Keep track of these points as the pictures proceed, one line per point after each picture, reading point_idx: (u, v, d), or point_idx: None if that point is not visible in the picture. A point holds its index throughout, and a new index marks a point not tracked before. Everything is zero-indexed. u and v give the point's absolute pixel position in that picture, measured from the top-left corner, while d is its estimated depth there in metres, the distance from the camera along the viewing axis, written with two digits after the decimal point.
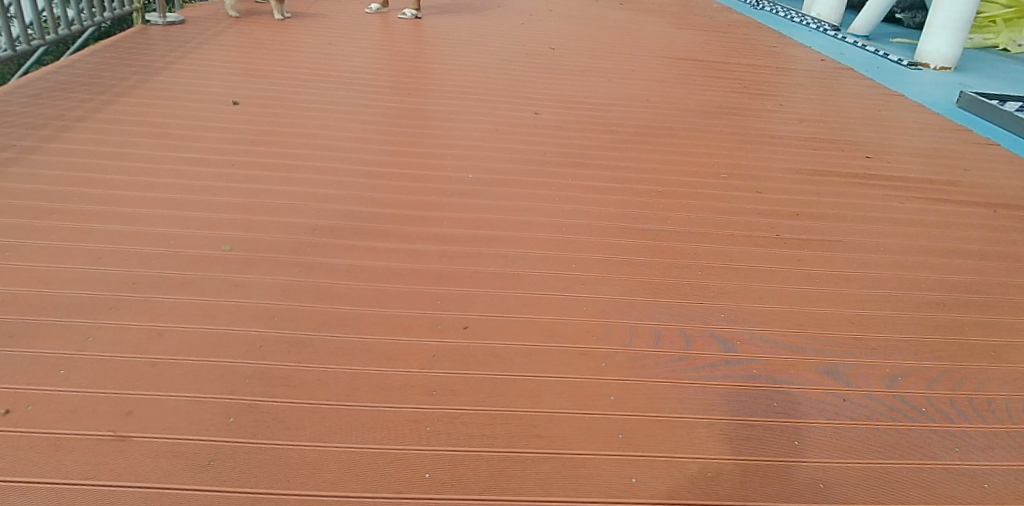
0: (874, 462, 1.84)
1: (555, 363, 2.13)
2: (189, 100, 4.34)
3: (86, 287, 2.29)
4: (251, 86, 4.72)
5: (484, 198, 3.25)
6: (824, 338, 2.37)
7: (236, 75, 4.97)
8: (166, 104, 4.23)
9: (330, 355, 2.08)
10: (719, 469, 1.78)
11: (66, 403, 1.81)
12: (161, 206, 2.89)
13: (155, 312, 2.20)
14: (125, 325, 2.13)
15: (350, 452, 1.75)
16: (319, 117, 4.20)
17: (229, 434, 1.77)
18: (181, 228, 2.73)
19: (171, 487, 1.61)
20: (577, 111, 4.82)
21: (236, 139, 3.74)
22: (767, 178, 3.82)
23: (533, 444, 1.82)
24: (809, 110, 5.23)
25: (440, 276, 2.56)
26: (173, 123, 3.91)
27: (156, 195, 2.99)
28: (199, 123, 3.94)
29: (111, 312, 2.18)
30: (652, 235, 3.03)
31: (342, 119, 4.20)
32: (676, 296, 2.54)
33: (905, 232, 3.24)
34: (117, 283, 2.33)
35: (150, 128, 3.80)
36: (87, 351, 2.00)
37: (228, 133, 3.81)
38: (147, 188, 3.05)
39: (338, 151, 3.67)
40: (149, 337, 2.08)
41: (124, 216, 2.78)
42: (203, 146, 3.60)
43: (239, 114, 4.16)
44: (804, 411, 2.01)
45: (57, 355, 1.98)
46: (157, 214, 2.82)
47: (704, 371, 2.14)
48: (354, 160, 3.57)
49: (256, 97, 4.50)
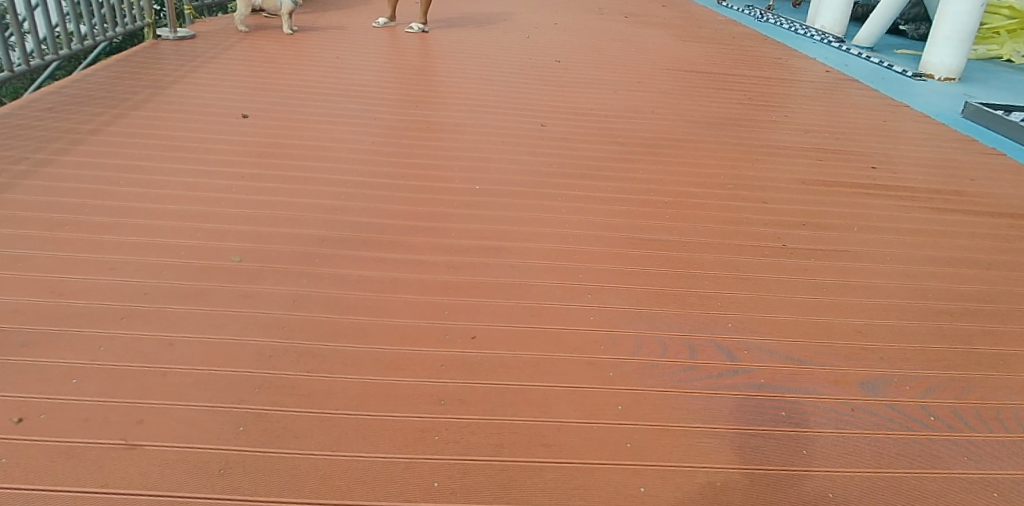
0: (981, 489, 1.57)
1: (607, 377, 1.83)
2: (162, 106, 3.64)
3: (90, 267, 2.08)
4: (225, 94, 3.91)
5: (521, 211, 2.78)
6: (913, 351, 2.04)
7: (226, 81, 4.20)
8: (127, 118, 3.41)
9: (353, 365, 1.78)
10: (800, 496, 1.52)
11: (68, 423, 1.52)
12: (155, 210, 2.47)
13: (171, 316, 1.89)
14: (139, 330, 1.83)
15: (371, 467, 1.48)
16: (329, 130, 3.49)
17: (243, 442, 1.51)
18: (177, 240, 2.28)
19: (180, 499, 1.37)
20: (621, 127, 4.06)
21: (244, 142, 3.23)
22: (841, 193, 3.25)
23: (585, 462, 1.55)
24: (898, 125, 4.38)
25: (472, 285, 2.22)
26: (157, 123, 3.37)
27: (151, 195, 2.58)
28: (194, 130, 3.31)
29: (116, 315, 1.87)
30: (707, 245, 2.62)
31: (357, 131, 3.50)
32: (733, 304, 2.21)
33: (974, 230, 2.90)
34: (147, 263, 2.13)
35: (105, 147, 3.02)
36: (111, 357, 1.71)
37: (227, 142, 3.18)
38: (134, 190, 2.61)
39: (355, 161, 3.10)
40: (152, 346, 1.76)
41: (141, 188, 2.63)
42: (193, 154, 3.02)
43: (241, 124, 3.46)
44: (890, 427, 1.73)
45: (94, 330, 1.80)
46: (183, 189, 2.65)
47: (772, 385, 1.85)
48: (364, 172, 3.01)
49: (256, 106, 3.75)
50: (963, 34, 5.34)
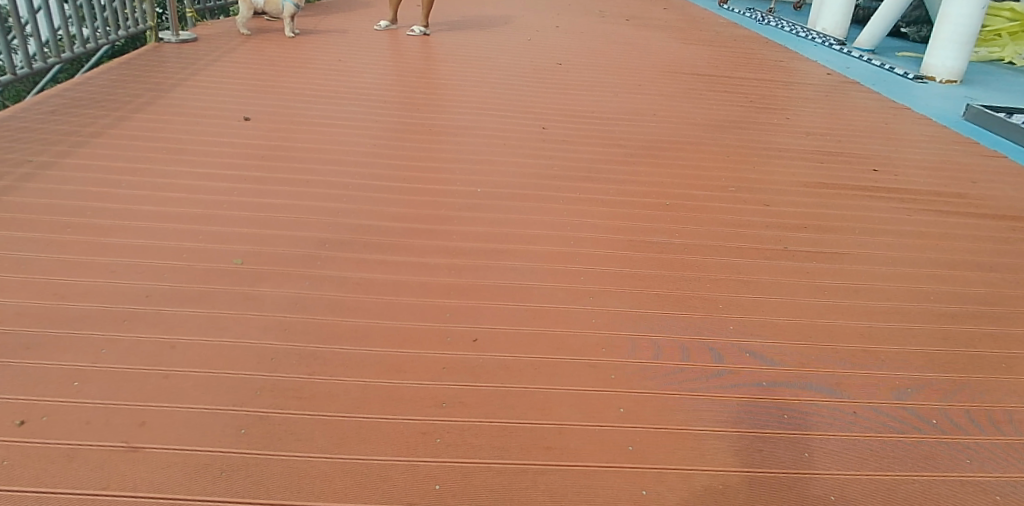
0: (959, 452, 1.29)
1: (533, 299, 1.69)
2: (163, 56, 3.70)
3: (56, 165, 2.21)
4: (226, 50, 3.97)
5: (486, 131, 2.88)
6: (886, 240, 2.13)
7: (211, 35, 4.31)
8: (131, 66, 3.47)
9: (264, 282, 1.67)
10: (736, 464, 1.23)
11: (81, 285, 1.59)
12: (159, 138, 2.53)
13: (114, 198, 2.02)
14: (76, 204, 1.96)
15: (221, 412, 1.26)
16: (309, 76, 3.57)
17: (135, 327, 1.46)
18: (146, 153, 2.38)
19: (25, 406, 1.23)
20: (602, 74, 4.10)
21: (223, 80, 3.36)
22: (830, 142, 3.04)
23: (480, 393, 1.36)
24: (920, 96, 3.93)
25: (406, 219, 2.05)
26: (160, 70, 3.43)
27: (156, 126, 2.64)
28: (175, 71, 3.44)
29: (123, 212, 1.94)
30: (670, 186, 2.46)
31: (335, 76, 3.59)
32: (691, 258, 1.95)
33: (993, 197, 2.50)
34: (102, 161, 2.28)
35: (108, 88, 3.07)
36: (36, 221, 1.85)
37: (206, 82, 3.31)
38: (140, 123, 2.66)
39: (329, 98, 3.19)
40: (156, 238, 1.82)
41: (115, 112, 2.76)
42: (171, 89, 3.14)
43: (218, 68, 3.58)
44: (866, 406, 1.39)
45: (44, 201, 1.96)
46: (150, 115, 2.77)
47: (713, 320, 1.65)
48: (338, 105, 3.10)
49: (239, 57, 3.84)
50: (888, 13, 4.99)
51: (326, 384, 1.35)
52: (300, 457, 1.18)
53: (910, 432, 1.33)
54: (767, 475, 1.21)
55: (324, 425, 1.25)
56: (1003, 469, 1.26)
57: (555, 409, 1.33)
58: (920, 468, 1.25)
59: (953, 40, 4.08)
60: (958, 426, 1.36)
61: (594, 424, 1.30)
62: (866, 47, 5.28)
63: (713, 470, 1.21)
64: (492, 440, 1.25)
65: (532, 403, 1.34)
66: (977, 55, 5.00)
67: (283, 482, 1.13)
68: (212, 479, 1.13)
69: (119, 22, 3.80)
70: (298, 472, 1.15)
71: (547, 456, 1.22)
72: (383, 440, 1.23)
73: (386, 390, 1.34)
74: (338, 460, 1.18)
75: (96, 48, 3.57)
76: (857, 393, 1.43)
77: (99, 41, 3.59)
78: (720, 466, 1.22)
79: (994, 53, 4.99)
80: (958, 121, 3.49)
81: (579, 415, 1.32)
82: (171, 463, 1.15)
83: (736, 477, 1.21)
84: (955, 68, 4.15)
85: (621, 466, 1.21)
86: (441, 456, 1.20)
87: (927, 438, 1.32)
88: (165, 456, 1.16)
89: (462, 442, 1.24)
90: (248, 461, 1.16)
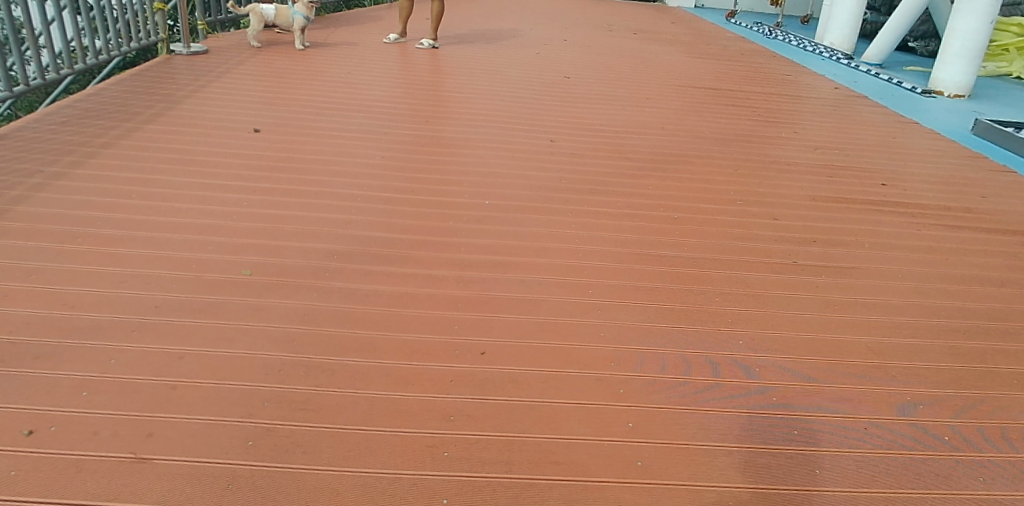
0: (968, 469, 1.28)
1: (539, 311, 1.68)
2: (175, 68, 3.73)
3: (65, 176, 2.22)
4: (237, 62, 4.01)
5: (494, 144, 2.88)
6: (894, 254, 2.12)
7: (223, 48, 4.32)
8: (142, 77, 3.50)
9: (269, 292, 1.67)
10: (746, 484, 1.21)
11: (92, 295, 1.60)
12: (169, 149, 2.54)
13: (124, 209, 2.03)
14: (86, 216, 1.97)
15: (222, 425, 1.25)
16: (320, 88, 3.59)
17: (145, 338, 1.46)
18: (156, 164, 2.39)
19: (34, 416, 1.24)
20: (611, 87, 4.12)
21: (236, 92, 3.38)
22: (836, 155, 3.04)
23: (486, 406, 1.35)
24: (927, 110, 3.93)
25: (412, 230, 2.06)
26: (172, 82, 3.47)
27: (166, 137, 2.66)
28: (189, 83, 3.48)
29: (134, 223, 1.95)
30: (677, 199, 2.46)
31: (345, 88, 3.62)
32: (697, 271, 1.94)
33: (1000, 212, 2.49)
34: (113, 173, 2.28)
35: (120, 99, 3.09)
36: (48, 230, 1.87)
37: (218, 93, 3.34)
38: (151, 133, 2.68)
39: (339, 110, 3.20)
40: (167, 249, 1.83)
41: (125, 123, 2.78)
42: (184, 101, 3.17)
43: (230, 80, 3.61)
44: (871, 424, 1.38)
45: (56, 212, 1.98)
46: (160, 126, 2.79)
47: (718, 335, 1.64)
48: (349, 117, 3.11)
49: (249, 69, 3.87)
50: (892, 30, 5.01)
51: (334, 395, 1.35)
52: (306, 469, 1.17)
53: (920, 450, 1.32)
54: (776, 490, 1.20)
55: (331, 436, 1.25)
56: (1014, 486, 1.25)
57: (563, 423, 1.32)
58: (930, 485, 1.24)
59: (959, 54, 4.07)
60: (968, 443, 1.34)
61: (603, 438, 1.29)
62: (874, 62, 5.27)
63: (721, 486, 1.20)
64: (499, 454, 1.24)
65: (540, 417, 1.33)
66: (985, 70, 5.00)
67: (290, 495, 1.13)
68: (218, 491, 1.12)
69: (132, 34, 3.84)
70: (302, 484, 1.14)
71: (554, 471, 1.21)
72: (389, 453, 1.22)
73: (394, 403, 1.34)
74: (344, 473, 1.17)
75: (108, 59, 3.60)
76: (864, 408, 1.42)
77: (110, 53, 3.62)
78: (729, 482, 1.21)
79: (1002, 68, 4.99)
80: (966, 135, 3.47)
81: (588, 431, 1.31)
82: (178, 475, 1.14)
83: (745, 492, 1.20)
84: (964, 82, 4.14)
85: (629, 481, 1.20)
86: (449, 470, 1.20)
87: (936, 455, 1.31)
88: (172, 467, 1.16)
89: (470, 455, 1.23)
90: (254, 472, 1.16)
